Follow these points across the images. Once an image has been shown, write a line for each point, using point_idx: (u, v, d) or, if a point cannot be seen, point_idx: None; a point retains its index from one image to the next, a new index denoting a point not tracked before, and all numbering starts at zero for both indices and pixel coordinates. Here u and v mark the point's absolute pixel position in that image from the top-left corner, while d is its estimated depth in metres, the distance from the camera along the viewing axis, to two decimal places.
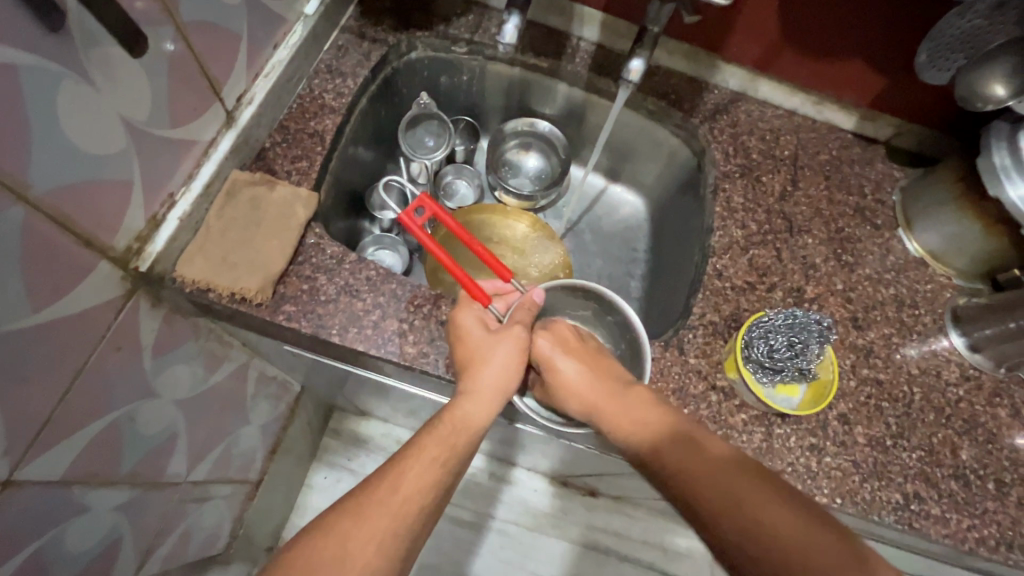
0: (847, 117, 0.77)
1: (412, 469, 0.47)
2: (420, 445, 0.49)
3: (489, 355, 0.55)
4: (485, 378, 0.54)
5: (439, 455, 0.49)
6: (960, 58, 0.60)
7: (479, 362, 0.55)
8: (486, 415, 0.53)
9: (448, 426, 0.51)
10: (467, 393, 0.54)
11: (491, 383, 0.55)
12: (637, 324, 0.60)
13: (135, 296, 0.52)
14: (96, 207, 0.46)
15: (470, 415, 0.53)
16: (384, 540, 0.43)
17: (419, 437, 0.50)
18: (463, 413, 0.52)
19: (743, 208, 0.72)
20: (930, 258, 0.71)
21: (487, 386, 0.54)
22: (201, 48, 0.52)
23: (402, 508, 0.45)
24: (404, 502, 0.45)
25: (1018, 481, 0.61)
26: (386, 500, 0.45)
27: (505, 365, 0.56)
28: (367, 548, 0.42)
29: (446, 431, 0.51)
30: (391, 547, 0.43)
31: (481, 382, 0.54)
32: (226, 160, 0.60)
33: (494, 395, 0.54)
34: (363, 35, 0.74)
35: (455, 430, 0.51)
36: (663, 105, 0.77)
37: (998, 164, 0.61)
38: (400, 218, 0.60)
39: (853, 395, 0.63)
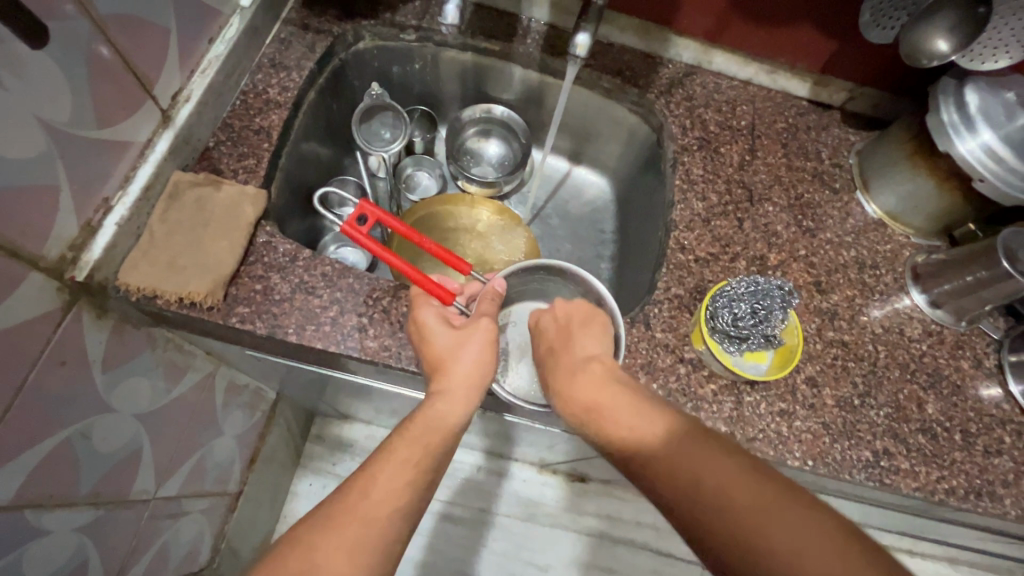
0: (801, 84, 0.77)
1: (385, 474, 0.46)
2: (393, 449, 0.47)
3: (458, 351, 0.53)
4: (455, 375, 0.52)
5: (410, 456, 0.47)
6: (903, 15, 0.60)
7: (450, 359, 0.53)
8: (462, 412, 0.51)
9: (421, 428, 0.49)
10: (441, 392, 0.52)
11: (462, 378, 0.52)
12: (608, 297, 0.60)
13: (75, 308, 0.50)
14: (17, 214, 0.43)
15: (445, 412, 0.50)
16: (357, 551, 0.41)
17: (392, 441, 0.48)
18: (436, 412, 0.50)
19: (702, 179, 0.72)
20: (888, 219, 0.72)
21: (460, 380, 0.52)
22: (125, 43, 0.50)
23: (372, 515, 0.43)
24: (377, 508, 0.44)
25: (983, 431, 0.62)
26: (357, 507, 0.43)
27: (480, 357, 0.53)
28: (335, 556, 0.41)
29: (418, 433, 0.48)
30: (359, 556, 0.41)
31: (452, 377, 0.52)
32: (165, 161, 0.57)
33: (467, 390, 0.52)
34: (307, 26, 0.72)
35: (430, 428, 0.49)
36: (618, 82, 0.77)
37: (946, 121, 0.61)
38: (344, 229, 0.58)
39: (820, 357, 0.63)
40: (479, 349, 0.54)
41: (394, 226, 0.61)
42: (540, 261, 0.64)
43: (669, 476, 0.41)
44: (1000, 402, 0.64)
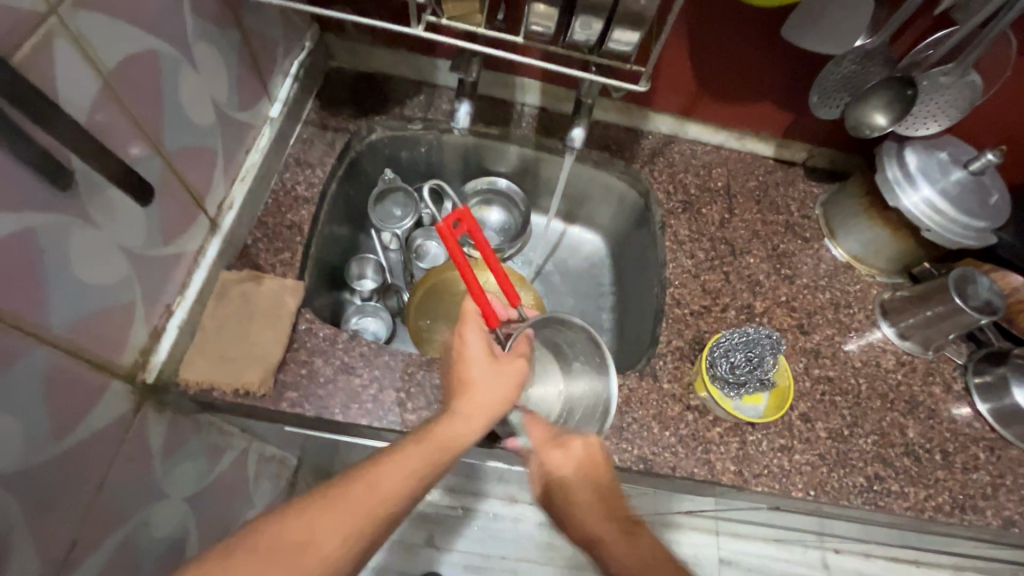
0: (766, 146, 0.88)
1: (396, 472, 0.48)
2: (408, 447, 0.50)
3: (489, 381, 0.56)
4: (474, 403, 0.54)
5: (422, 465, 0.49)
6: (845, 96, 0.70)
7: (477, 385, 0.56)
8: (475, 434, 0.54)
9: (438, 439, 0.51)
10: (461, 409, 0.54)
11: (479, 406, 0.54)
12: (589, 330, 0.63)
13: (142, 408, 0.55)
14: (101, 334, 0.48)
15: (457, 432, 0.52)
16: (352, 538, 0.44)
17: (403, 443, 0.50)
18: (449, 430, 0.52)
19: (689, 238, 0.80)
20: (855, 262, 0.81)
21: (480, 407, 0.55)
22: (185, 169, 0.56)
23: (373, 508, 0.46)
24: (384, 502, 0.46)
25: (960, 449, 0.69)
26: (362, 499, 0.45)
27: (503, 396, 0.56)
28: (333, 540, 0.43)
29: (436, 441, 0.51)
30: (353, 539, 0.44)
31: (472, 401, 0.54)
32: (214, 264, 0.63)
33: (484, 417, 0.55)
34: (326, 126, 0.80)
35: (440, 445, 0.51)
36: (606, 155, 0.86)
37: (891, 178, 0.70)
38: (440, 228, 0.62)
39: (811, 394, 0.70)
40: (504, 387, 0.56)
41: (484, 247, 0.64)
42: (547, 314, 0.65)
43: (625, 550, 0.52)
44: (972, 421, 0.71)
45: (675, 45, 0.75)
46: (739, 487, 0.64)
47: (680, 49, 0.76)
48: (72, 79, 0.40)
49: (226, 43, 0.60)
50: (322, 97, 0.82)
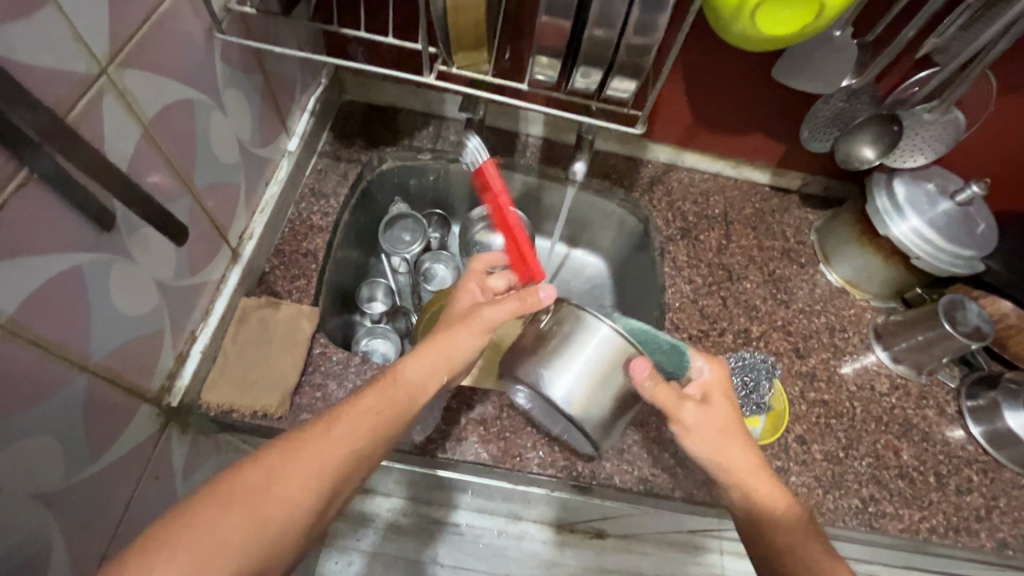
0: (761, 174, 0.91)
1: (349, 416, 0.48)
2: (361, 395, 0.50)
3: (452, 329, 0.56)
4: (434, 347, 0.55)
5: (375, 406, 0.49)
6: (834, 131, 0.73)
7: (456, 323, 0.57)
8: (432, 379, 0.54)
9: (391, 383, 0.52)
10: (420, 353, 0.55)
11: (438, 350, 0.55)
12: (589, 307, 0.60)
13: (167, 429, 0.58)
14: (133, 361, 0.51)
15: (414, 380, 0.53)
16: (312, 480, 0.44)
17: (359, 393, 0.51)
18: (405, 376, 0.53)
19: (687, 264, 0.83)
20: (849, 287, 0.83)
21: (444, 348, 0.55)
22: (211, 203, 0.60)
23: (330, 450, 0.45)
24: (338, 443, 0.46)
25: (953, 471, 0.71)
26: (320, 441, 0.45)
27: (472, 338, 0.56)
28: (292, 481, 0.43)
29: (389, 385, 0.51)
30: (314, 481, 0.44)
31: (431, 346, 0.55)
32: (235, 291, 0.67)
33: (440, 360, 0.55)
34: (339, 157, 0.84)
35: (397, 392, 0.51)
36: (607, 183, 0.90)
37: (881, 208, 0.73)
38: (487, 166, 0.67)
39: (806, 417, 0.73)
40: (466, 339, 0.56)
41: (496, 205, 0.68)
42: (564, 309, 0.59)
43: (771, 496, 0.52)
44: (965, 444, 0.73)
45: (673, 81, 0.79)
46: None
47: (677, 85, 0.80)
48: (118, 130, 0.44)
49: (251, 86, 0.64)
50: (335, 129, 0.87)
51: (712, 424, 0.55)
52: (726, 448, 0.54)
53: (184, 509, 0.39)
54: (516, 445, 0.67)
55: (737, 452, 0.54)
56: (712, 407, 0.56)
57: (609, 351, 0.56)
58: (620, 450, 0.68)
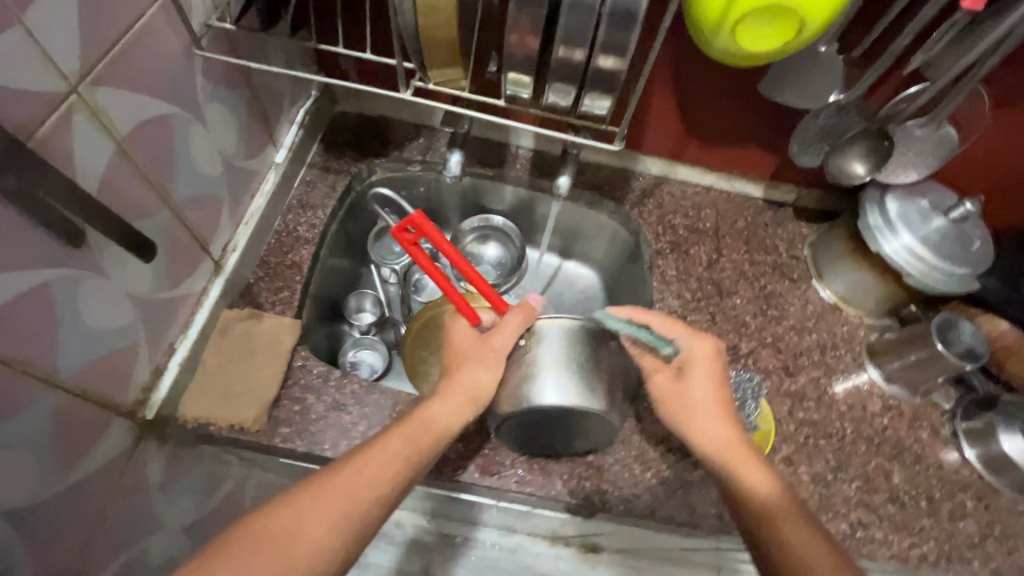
0: (755, 187, 0.89)
1: (376, 459, 0.49)
2: (389, 436, 0.51)
3: (473, 361, 0.56)
4: (458, 385, 0.55)
5: (402, 449, 0.50)
6: (825, 146, 0.72)
7: (461, 364, 0.56)
8: (457, 418, 0.54)
9: (416, 424, 0.52)
10: (441, 392, 0.54)
11: (464, 388, 0.55)
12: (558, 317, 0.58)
13: (142, 443, 0.59)
14: (105, 376, 0.52)
15: (441, 418, 0.53)
16: (341, 525, 0.45)
17: (386, 433, 0.51)
18: (431, 415, 0.53)
19: (676, 278, 0.82)
20: (842, 303, 0.82)
21: (461, 387, 0.55)
22: (191, 217, 0.60)
23: (359, 493, 0.47)
24: (367, 488, 0.47)
25: (947, 496, 0.69)
26: (350, 486, 0.47)
27: (485, 376, 0.56)
28: (322, 526, 0.44)
29: (415, 426, 0.52)
30: (343, 525, 0.45)
31: (454, 384, 0.55)
32: (216, 303, 0.67)
33: (463, 401, 0.55)
34: (328, 168, 0.84)
35: (422, 431, 0.52)
36: (597, 196, 0.89)
37: (873, 224, 0.72)
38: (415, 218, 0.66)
39: (794, 437, 0.71)
40: (486, 375, 0.55)
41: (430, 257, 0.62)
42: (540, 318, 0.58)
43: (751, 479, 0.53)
44: (959, 467, 0.71)
45: (663, 94, 0.78)
46: (720, 530, 0.65)
47: (667, 99, 0.79)
48: (88, 148, 0.44)
49: (235, 100, 0.64)
50: (326, 140, 0.87)
51: (691, 396, 0.57)
52: (698, 417, 0.56)
53: (215, 558, 0.42)
54: (494, 462, 0.66)
55: (710, 423, 0.56)
56: (689, 379, 0.57)
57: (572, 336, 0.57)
58: (602, 468, 0.67)
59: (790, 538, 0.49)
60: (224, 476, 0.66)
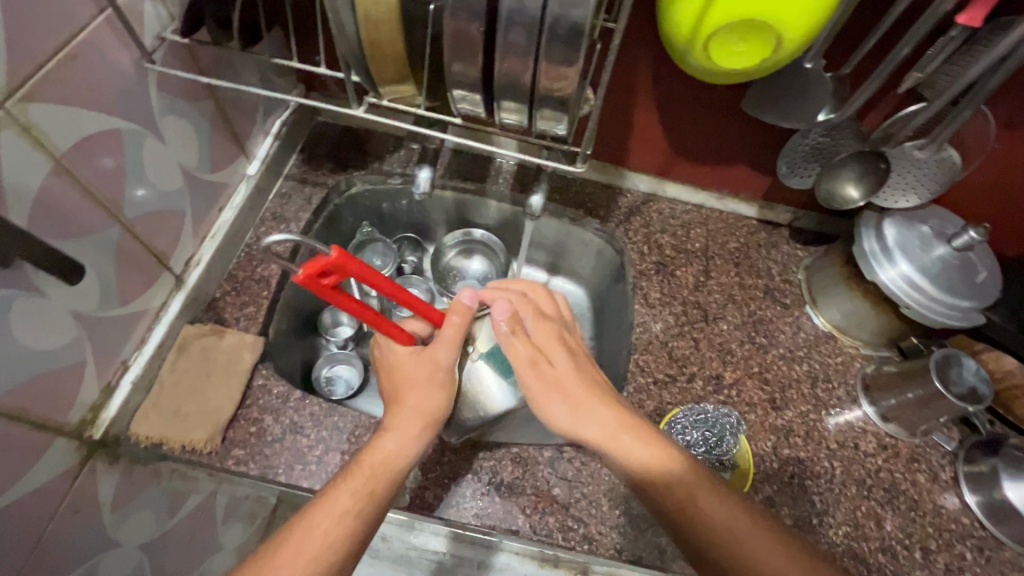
0: (748, 207, 0.85)
1: (324, 523, 0.47)
2: (335, 495, 0.49)
3: (417, 386, 0.57)
4: (406, 413, 0.56)
5: (351, 505, 0.49)
6: (815, 167, 0.69)
7: (405, 390, 0.57)
8: (407, 450, 0.54)
9: (366, 472, 0.51)
10: (391, 428, 0.55)
11: (412, 414, 0.56)
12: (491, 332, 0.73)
13: (90, 461, 0.56)
14: (44, 396, 0.51)
15: (392, 452, 0.53)
16: None
17: (335, 486, 0.50)
18: (383, 452, 0.53)
19: (660, 301, 0.78)
20: (837, 332, 0.77)
21: (409, 416, 0.56)
22: (146, 233, 0.59)
23: (309, 567, 0.45)
24: (316, 559, 0.45)
25: (944, 547, 0.64)
26: (296, 562, 0.45)
27: (426, 395, 0.57)
28: None
29: (362, 476, 0.51)
30: None
31: (402, 410, 0.56)
32: (176, 319, 0.66)
33: (414, 431, 0.55)
34: (305, 180, 0.82)
35: (375, 470, 0.51)
36: (581, 213, 0.85)
37: (868, 251, 0.67)
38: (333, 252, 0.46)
39: (778, 476, 0.67)
40: (433, 397, 0.57)
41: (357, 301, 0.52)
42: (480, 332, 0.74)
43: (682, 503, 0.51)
44: (959, 515, 0.66)
45: (647, 109, 0.75)
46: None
47: (652, 114, 0.75)
48: (20, 164, 0.43)
49: (198, 113, 0.63)
50: (305, 150, 0.84)
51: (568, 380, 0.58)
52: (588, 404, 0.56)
53: None
54: (454, 493, 0.64)
55: (631, 448, 0.54)
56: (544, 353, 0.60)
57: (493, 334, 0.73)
58: (567, 503, 0.63)
59: (709, 526, 0.50)
60: (190, 493, 0.62)
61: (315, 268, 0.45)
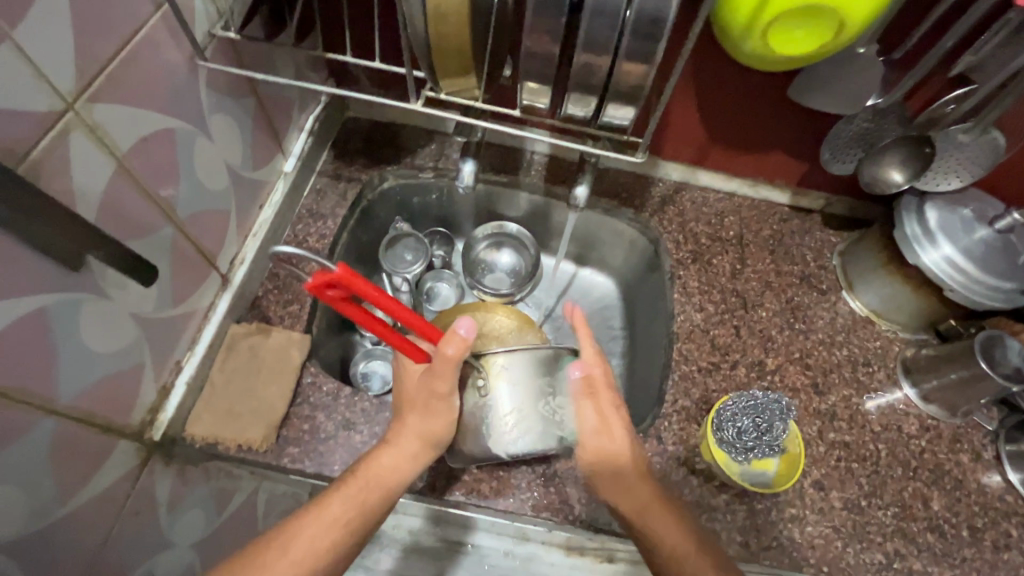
0: (781, 194, 0.85)
1: (309, 530, 0.51)
2: (326, 502, 0.53)
3: (418, 407, 0.55)
4: (407, 432, 0.55)
5: (338, 515, 0.52)
6: (858, 152, 0.69)
7: (409, 407, 0.56)
8: (404, 469, 0.55)
9: (359, 482, 0.53)
10: (390, 445, 0.55)
11: (412, 435, 0.55)
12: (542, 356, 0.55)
13: (149, 463, 0.56)
14: (108, 399, 0.50)
15: (386, 469, 0.54)
16: None
17: (330, 492, 0.53)
18: (377, 468, 0.54)
19: (698, 290, 0.78)
20: (875, 317, 0.78)
21: (410, 435, 0.55)
22: (196, 233, 0.59)
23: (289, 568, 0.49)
24: (297, 563, 0.50)
25: (989, 525, 0.65)
26: (278, 562, 0.49)
27: (427, 417, 0.55)
28: None
29: (355, 487, 0.53)
30: None
31: (402, 428, 0.56)
32: (224, 318, 0.66)
33: (411, 453, 0.55)
34: (339, 176, 0.82)
35: (367, 484, 0.54)
36: (615, 203, 0.84)
37: (910, 234, 0.67)
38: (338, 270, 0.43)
39: (824, 460, 0.68)
40: (435, 420, 0.55)
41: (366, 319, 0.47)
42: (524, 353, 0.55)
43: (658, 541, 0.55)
44: (1003, 493, 0.67)
45: (685, 96, 0.74)
46: (746, 559, 0.62)
47: (689, 101, 0.75)
48: (87, 166, 0.42)
49: (241, 110, 0.62)
50: (336, 146, 0.84)
51: (618, 434, 0.56)
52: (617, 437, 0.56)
53: None
54: (509, 485, 0.64)
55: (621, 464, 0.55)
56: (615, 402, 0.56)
57: (528, 367, 0.55)
58: None
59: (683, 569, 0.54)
60: (235, 491, 0.61)
61: (322, 281, 0.43)
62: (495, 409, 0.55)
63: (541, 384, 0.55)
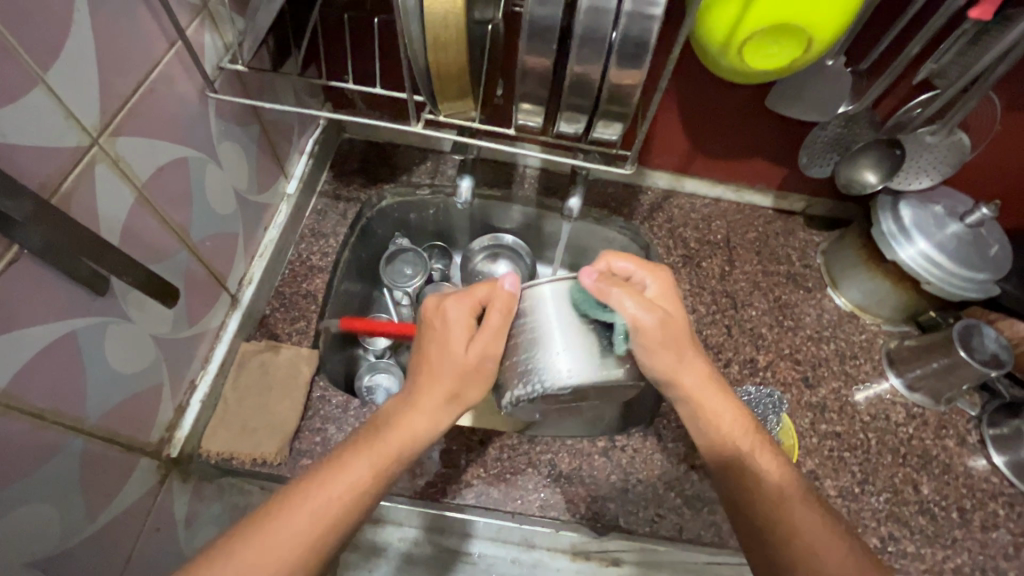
0: (763, 197, 0.89)
1: (334, 489, 0.43)
2: (353, 457, 0.44)
3: (457, 359, 0.47)
4: (438, 389, 0.47)
5: (368, 475, 0.44)
6: (834, 156, 0.74)
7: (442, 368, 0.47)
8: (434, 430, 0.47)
9: (385, 442, 0.45)
10: (417, 404, 0.47)
11: (445, 392, 0.47)
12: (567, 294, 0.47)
13: (167, 480, 0.57)
14: (130, 417, 0.52)
15: (415, 430, 0.46)
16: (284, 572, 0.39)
17: (350, 451, 0.45)
18: (406, 428, 0.46)
19: (690, 293, 0.82)
20: (858, 311, 0.81)
21: (442, 393, 0.47)
22: (208, 254, 0.61)
23: (312, 532, 0.41)
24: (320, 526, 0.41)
25: (977, 506, 0.68)
26: (296, 520, 0.41)
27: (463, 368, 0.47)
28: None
29: (382, 445, 0.45)
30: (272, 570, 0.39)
31: (433, 384, 0.47)
32: (234, 337, 0.68)
33: (441, 411, 0.47)
34: (338, 196, 0.85)
35: (395, 445, 0.45)
36: (607, 212, 0.88)
37: (886, 231, 0.70)
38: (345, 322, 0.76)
39: (817, 450, 0.70)
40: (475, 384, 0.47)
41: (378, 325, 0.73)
42: (555, 290, 0.47)
43: (746, 498, 0.49)
44: (989, 475, 0.70)
45: (668, 108, 0.78)
46: None
47: (672, 113, 0.79)
48: (109, 197, 0.45)
49: (247, 136, 0.65)
50: (335, 168, 0.87)
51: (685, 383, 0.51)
52: (685, 360, 0.50)
53: None
54: (517, 486, 0.66)
55: (711, 409, 0.51)
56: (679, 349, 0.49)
57: (564, 301, 0.47)
58: (623, 489, 0.66)
59: (785, 526, 0.47)
60: (246, 506, 0.64)
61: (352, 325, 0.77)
62: (525, 347, 0.46)
63: (577, 319, 0.46)
